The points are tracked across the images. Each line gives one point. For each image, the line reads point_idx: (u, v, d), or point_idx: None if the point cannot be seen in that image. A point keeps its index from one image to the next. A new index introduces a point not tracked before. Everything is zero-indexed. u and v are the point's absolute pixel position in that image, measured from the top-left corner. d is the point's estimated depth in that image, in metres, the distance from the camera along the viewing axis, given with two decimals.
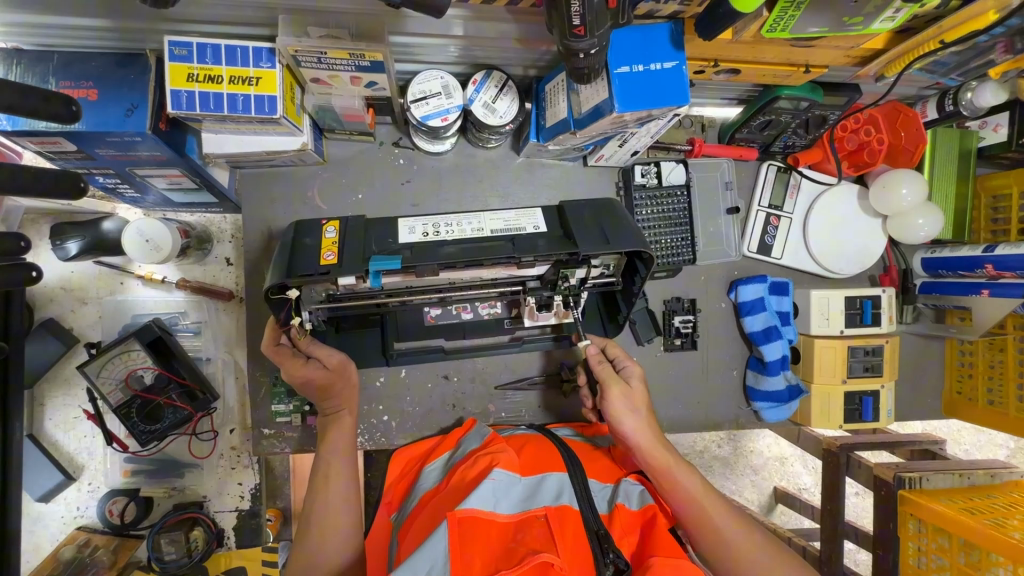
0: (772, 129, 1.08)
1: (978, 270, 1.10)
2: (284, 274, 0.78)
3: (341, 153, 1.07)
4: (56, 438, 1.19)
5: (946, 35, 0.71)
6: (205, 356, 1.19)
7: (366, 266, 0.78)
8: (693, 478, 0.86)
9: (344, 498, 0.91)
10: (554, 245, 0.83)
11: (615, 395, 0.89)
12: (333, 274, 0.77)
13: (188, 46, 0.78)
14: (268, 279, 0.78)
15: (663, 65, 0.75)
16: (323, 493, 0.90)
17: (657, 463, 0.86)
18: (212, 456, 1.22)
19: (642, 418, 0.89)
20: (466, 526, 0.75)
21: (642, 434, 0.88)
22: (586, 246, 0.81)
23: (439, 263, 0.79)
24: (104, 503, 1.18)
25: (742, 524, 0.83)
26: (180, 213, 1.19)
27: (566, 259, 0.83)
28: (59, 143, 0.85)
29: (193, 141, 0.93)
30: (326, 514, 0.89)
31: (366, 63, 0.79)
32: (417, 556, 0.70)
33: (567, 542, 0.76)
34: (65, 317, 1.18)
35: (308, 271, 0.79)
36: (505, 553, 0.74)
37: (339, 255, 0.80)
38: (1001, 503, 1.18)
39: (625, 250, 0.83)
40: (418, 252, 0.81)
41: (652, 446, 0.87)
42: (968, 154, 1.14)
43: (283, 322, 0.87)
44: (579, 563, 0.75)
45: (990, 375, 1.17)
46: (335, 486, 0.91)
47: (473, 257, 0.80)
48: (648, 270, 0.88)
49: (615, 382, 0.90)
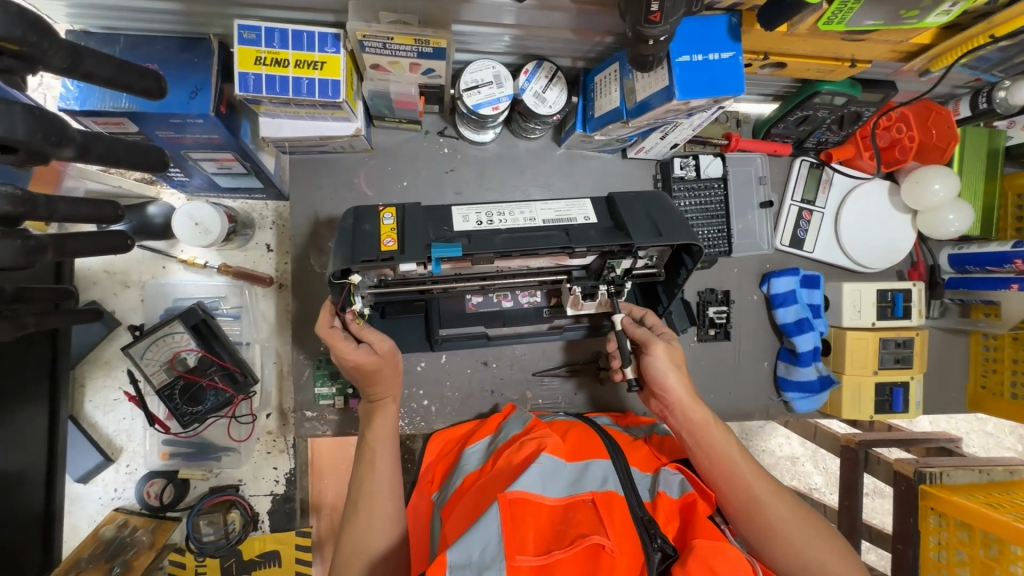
0: (808, 124, 1.10)
1: (1007, 265, 1.12)
2: (348, 259, 0.80)
3: (388, 140, 1.10)
4: (95, 419, 1.20)
5: (997, 30, 0.74)
6: (245, 341, 1.21)
7: (428, 253, 0.80)
8: (727, 438, 0.88)
9: (390, 489, 0.91)
10: (606, 236, 0.85)
11: (662, 352, 0.91)
12: (396, 260, 0.80)
13: (256, 30, 0.80)
14: (331, 264, 0.81)
15: (721, 56, 0.77)
16: (371, 480, 0.90)
17: (694, 418, 0.89)
18: (249, 440, 1.23)
19: (685, 376, 0.91)
20: (516, 508, 0.73)
21: (682, 388, 0.91)
22: (640, 238, 0.84)
23: (495, 252, 0.81)
24: (142, 485, 1.20)
25: (774, 487, 0.84)
26: (223, 199, 1.20)
27: (616, 250, 0.86)
28: (122, 123, 0.86)
29: (248, 126, 0.93)
30: (373, 502, 0.89)
31: (429, 50, 0.82)
32: (470, 536, 0.68)
33: (615, 525, 0.74)
34: (106, 300, 1.20)
35: (371, 253, 0.80)
36: (556, 536, 0.72)
37: (399, 241, 0.82)
38: (1021, 498, 1.19)
39: (676, 243, 0.85)
40: (475, 241, 0.83)
41: (691, 403, 0.90)
42: (997, 154, 1.17)
43: (342, 308, 0.90)
44: (628, 546, 0.72)
45: (1015, 369, 1.20)
46: (381, 472, 0.91)
47: (528, 246, 0.81)
48: (694, 265, 0.90)
49: (661, 341, 0.92)
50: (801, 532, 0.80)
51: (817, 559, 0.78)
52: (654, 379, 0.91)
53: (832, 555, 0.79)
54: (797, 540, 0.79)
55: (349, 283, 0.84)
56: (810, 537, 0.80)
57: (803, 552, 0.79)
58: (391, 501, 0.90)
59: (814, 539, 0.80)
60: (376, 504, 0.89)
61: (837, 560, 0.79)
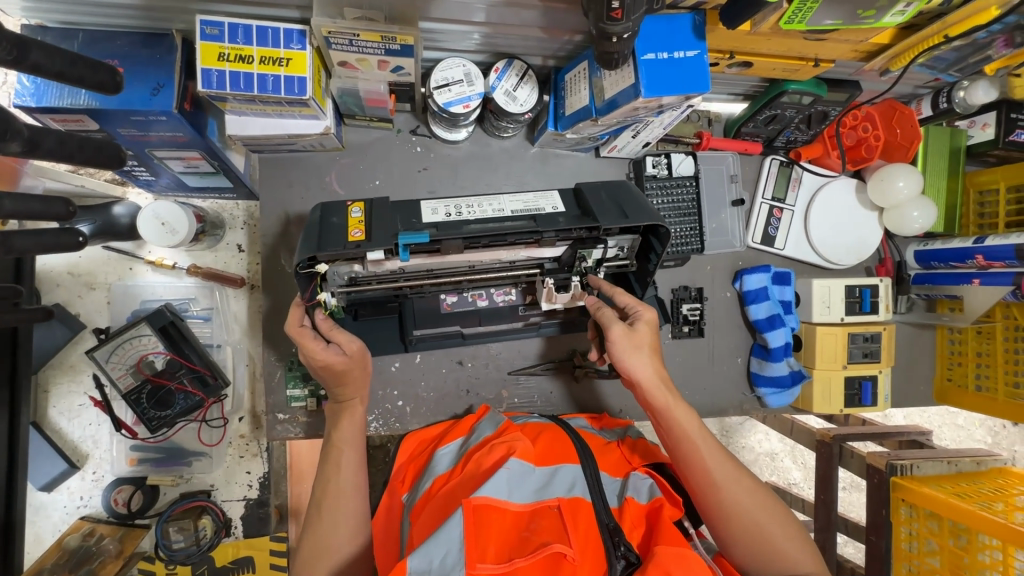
0: (777, 123, 1.12)
1: (968, 261, 1.15)
2: (314, 247, 0.79)
3: (360, 139, 1.10)
4: (60, 425, 1.17)
5: (950, 29, 0.77)
6: (216, 343, 1.19)
7: (395, 240, 0.80)
8: (692, 422, 0.85)
9: (356, 484, 0.90)
10: (574, 221, 0.84)
11: (620, 335, 0.86)
12: (363, 248, 0.78)
13: (219, 26, 0.78)
14: (297, 254, 0.79)
15: (686, 54, 0.78)
16: (337, 478, 0.89)
17: (658, 403, 0.85)
18: (221, 444, 1.21)
19: (650, 357, 0.87)
20: (480, 514, 0.73)
21: (645, 371, 0.86)
22: (607, 220, 0.83)
23: (464, 238, 0.81)
24: (109, 492, 1.16)
25: (736, 472, 0.82)
26: (192, 199, 1.17)
27: (585, 235, 0.86)
28: (82, 121, 0.83)
29: (214, 124, 0.92)
30: (340, 500, 0.88)
31: (397, 47, 0.82)
32: (432, 543, 0.68)
33: (579, 533, 0.74)
34: (71, 302, 1.17)
35: (338, 245, 0.79)
36: (518, 542, 0.72)
37: (367, 230, 0.81)
38: (988, 488, 1.22)
39: (642, 225, 0.84)
40: (443, 229, 0.81)
41: (655, 386, 0.86)
42: (958, 152, 1.20)
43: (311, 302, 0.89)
44: (591, 554, 0.73)
45: (978, 362, 1.23)
46: (347, 472, 0.90)
47: (496, 231, 0.81)
48: (663, 247, 0.89)
49: (620, 324, 0.87)
50: (757, 518, 0.79)
51: (773, 545, 0.78)
52: (616, 364, 0.87)
53: (788, 540, 0.78)
54: (753, 526, 0.79)
55: (317, 273, 0.83)
56: (771, 535, 0.78)
57: (759, 538, 0.78)
58: (355, 498, 0.89)
59: (775, 535, 0.78)
60: (341, 502, 0.88)
61: (793, 545, 0.78)
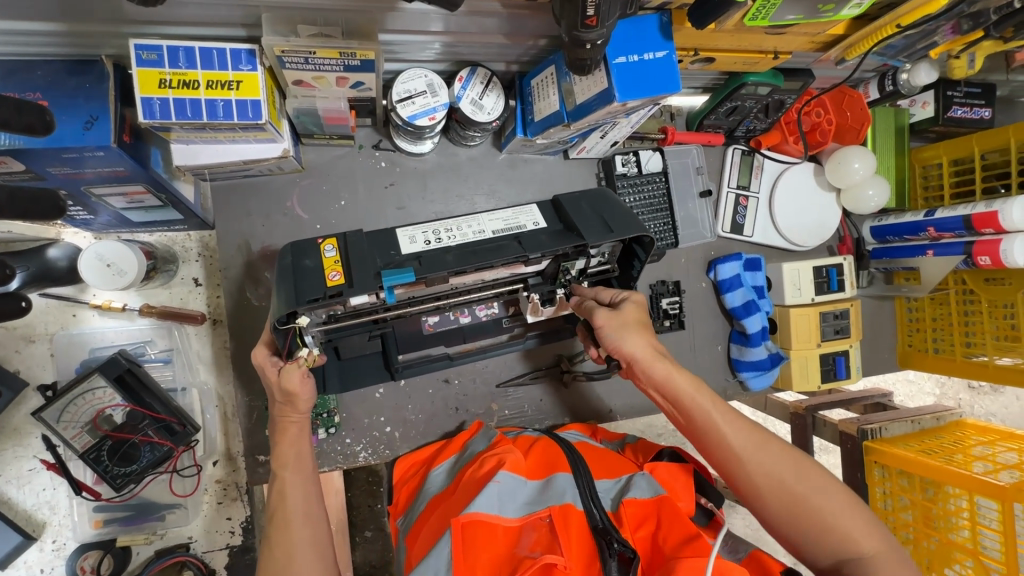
0: (737, 114, 1.14)
1: (921, 233, 1.21)
2: (293, 301, 0.73)
3: (319, 158, 1.05)
4: (9, 495, 1.06)
5: (902, 19, 0.79)
6: (179, 386, 1.10)
7: (379, 281, 0.75)
8: (701, 394, 0.82)
9: (307, 511, 0.81)
10: (557, 238, 0.83)
11: (607, 318, 0.86)
12: (345, 295, 0.74)
13: (157, 50, 0.71)
14: (274, 310, 0.73)
15: (655, 55, 0.78)
16: (284, 510, 0.80)
17: (658, 377, 0.83)
18: (196, 493, 1.13)
19: (642, 332, 0.85)
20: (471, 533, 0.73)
21: (642, 347, 0.84)
22: (591, 236, 0.81)
23: (449, 271, 0.77)
24: (75, 560, 1.07)
25: (758, 438, 0.78)
26: (137, 234, 1.07)
27: (569, 251, 0.83)
28: (3, 162, 0.73)
29: (158, 154, 0.83)
30: (288, 529, 0.78)
31: (357, 63, 0.78)
32: (423, 563, 0.71)
33: (573, 542, 0.73)
34: (8, 359, 1.06)
35: (315, 291, 0.74)
36: (511, 560, 0.73)
37: (346, 272, 0.76)
38: (950, 441, 1.28)
39: (627, 237, 0.83)
40: (426, 262, 0.78)
41: (652, 359, 0.83)
42: (902, 130, 1.27)
43: (289, 352, 0.80)
44: (583, 561, 0.72)
45: (934, 326, 1.31)
46: (296, 498, 0.81)
47: (481, 260, 0.78)
48: (646, 256, 0.88)
49: (604, 308, 0.86)
50: (793, 485, 0.75)
51: (819, 512, 0.73)
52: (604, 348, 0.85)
53: (833, 503, 0.73)
54: (791, 495, 0.74)
55: (296, 328, 0.76)
56: (812, 493, 0.74)
57: (801, 506, 0.74)
58: (305, 526, 0.79)
59: (815, 493, 0.74)
60: (291, 531, 0.78)
61: (840, 513, 0.73)
